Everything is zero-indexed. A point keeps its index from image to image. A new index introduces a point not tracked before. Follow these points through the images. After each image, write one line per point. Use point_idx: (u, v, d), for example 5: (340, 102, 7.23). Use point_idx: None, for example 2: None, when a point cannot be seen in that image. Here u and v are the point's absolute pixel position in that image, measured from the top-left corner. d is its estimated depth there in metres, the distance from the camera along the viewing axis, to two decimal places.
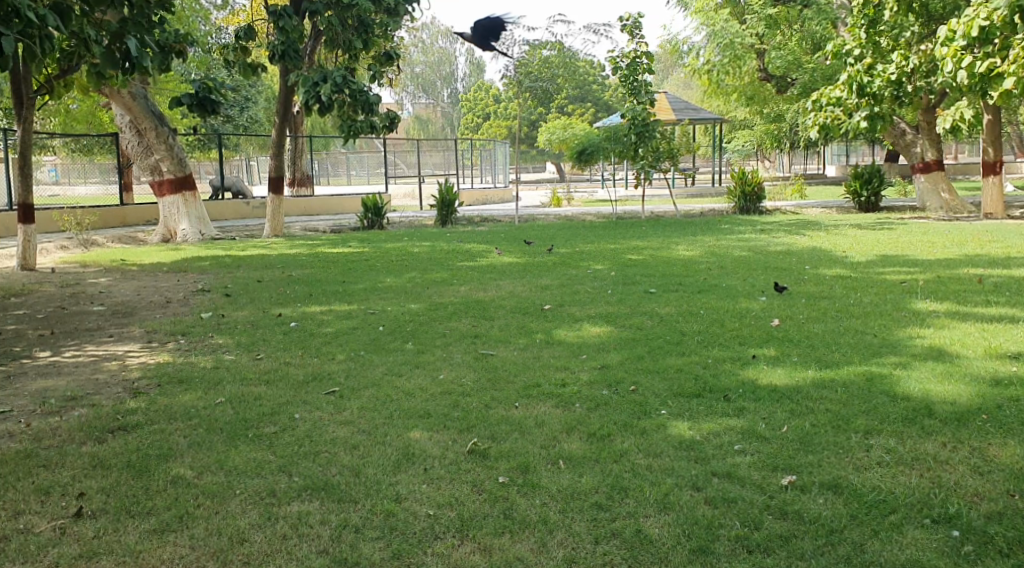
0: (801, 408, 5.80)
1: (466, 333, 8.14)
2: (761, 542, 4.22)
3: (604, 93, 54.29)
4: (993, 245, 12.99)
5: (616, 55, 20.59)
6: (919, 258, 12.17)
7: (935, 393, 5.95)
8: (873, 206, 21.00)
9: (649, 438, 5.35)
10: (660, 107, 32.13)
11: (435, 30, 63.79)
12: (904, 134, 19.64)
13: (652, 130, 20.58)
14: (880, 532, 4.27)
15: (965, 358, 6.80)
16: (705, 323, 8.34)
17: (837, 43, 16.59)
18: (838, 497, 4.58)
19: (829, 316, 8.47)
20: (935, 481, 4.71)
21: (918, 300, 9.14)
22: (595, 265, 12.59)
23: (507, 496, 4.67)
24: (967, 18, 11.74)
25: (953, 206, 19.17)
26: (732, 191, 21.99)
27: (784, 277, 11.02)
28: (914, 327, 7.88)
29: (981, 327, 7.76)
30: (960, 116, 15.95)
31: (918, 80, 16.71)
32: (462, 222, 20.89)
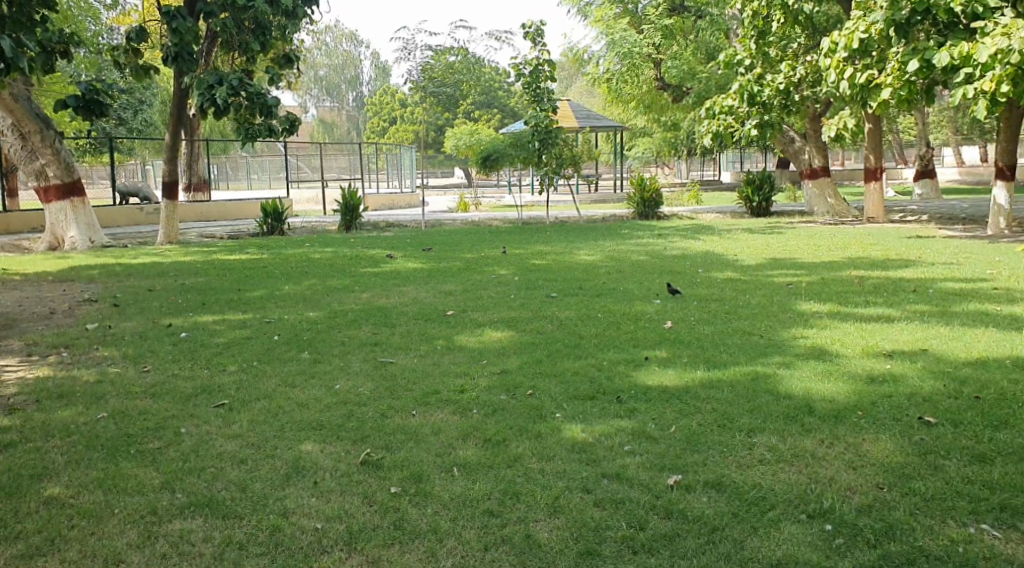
0: (690, 408, 5.96)
1: (364, 341, 8.07)
2: (646, 542, 4.26)
3: (509, 99, 54.63)
4: (875, 248, 13.55)
5: (520, 63, 20.61)
6: (805, 261, 12.64)
7: (814, 391, 6.18)
8: (764, 211, 21.68)
9: (543, 442, 5.41)
10: (562, 115, 32.17)
11: (339, 33, 63.02)
12: (793, 142, 20.39)
13: (555, 137, 20.86)
14: (759, 528, 4.29)
15: (844, 356, 7.09)
16: (602, 326, 8.50)
17: (729, 54, 17.43)
18: (721, 496, 4.66)
19: (719, 318, 8.73)
20: (812, 477, 4.82)
21: (803, 302, 9.47)
22: (498, 270, 12.68)
23: (398, 506, 4.64)
24: (847, 30, 12.88)
25: (839, 210, 19.80)
26: (632, 197, 22.39)
27: (680, 281, 11.26)
28: (798, 328, 8.16)
29: (859, 327, 8.08)
30: (843, 124, 16.29)
31: (805, 90, 17.21)
32: (366, 228, 20.68)
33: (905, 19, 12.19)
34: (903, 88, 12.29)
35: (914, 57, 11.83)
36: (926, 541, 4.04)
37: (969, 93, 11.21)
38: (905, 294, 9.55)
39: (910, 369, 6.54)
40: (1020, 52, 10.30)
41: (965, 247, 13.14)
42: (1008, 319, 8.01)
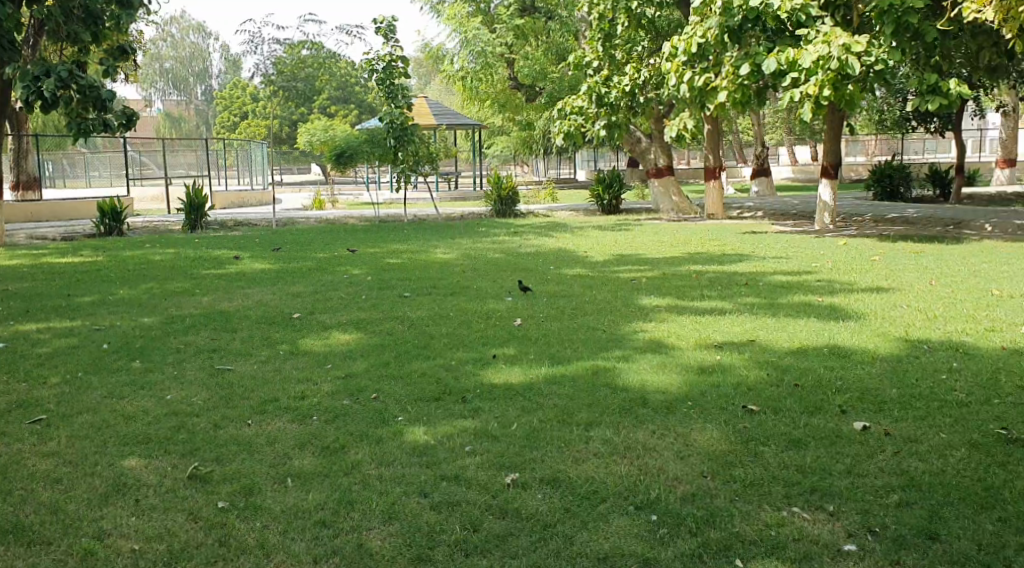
0: (532, 405, 6.02)
1: (201, 347, 7.79)
2: (478, 544, 4.25)
3: (366, 95, 54.00)
4: (714, 243, 14.07)
5: (373, 58, 20.28)
6: (650, 256, 12.99)
7: (650, 384, 6.36)
8: (614, 208, 22.19)
9: (382, 447, 5.35)
10: (418, 112, 31.90)
11: (185, 24, 60.62)
12: (639, 142, 20.76)
13: (410, 134, 20.67)
14: (589, 523, 4.36)
15: (680, 348, 7.32)
16: (450, 325, 8.49)
17: (578, 55, 17.75)
18: (555, 492, 4.71)
19: (566, 314, 8.86)
20: (643, 469, 4.94)
21: (645, 296, 9.73)
22: (350, 270, 12.48)
23: (225, 523, 4.49)
24: (686, 35, 13.32)
25: (683, 208, 20.53)
26: (488, 195, 22.48)
27: (531, 278, 11.37)
28: (638, 322, 8.38)
29: (696, 319, 8.37)
30: (684, 124, 16.86)
31: (650, 91, 17.69)
32: (212, 228, 19.95)
33: (737, 24, 12.62)
34: (737, 92, 12.84)
35: (747, 62, 12.39)
36: (743, 527, 4.20)
37: (796, 97, 11.82)
38: (738, 287, 9.95)
39: (740, 360, 6.81)
40: (851, 64, 10.94)
41: (796, 241, 13.83)
42: (829, 309, 8.47)
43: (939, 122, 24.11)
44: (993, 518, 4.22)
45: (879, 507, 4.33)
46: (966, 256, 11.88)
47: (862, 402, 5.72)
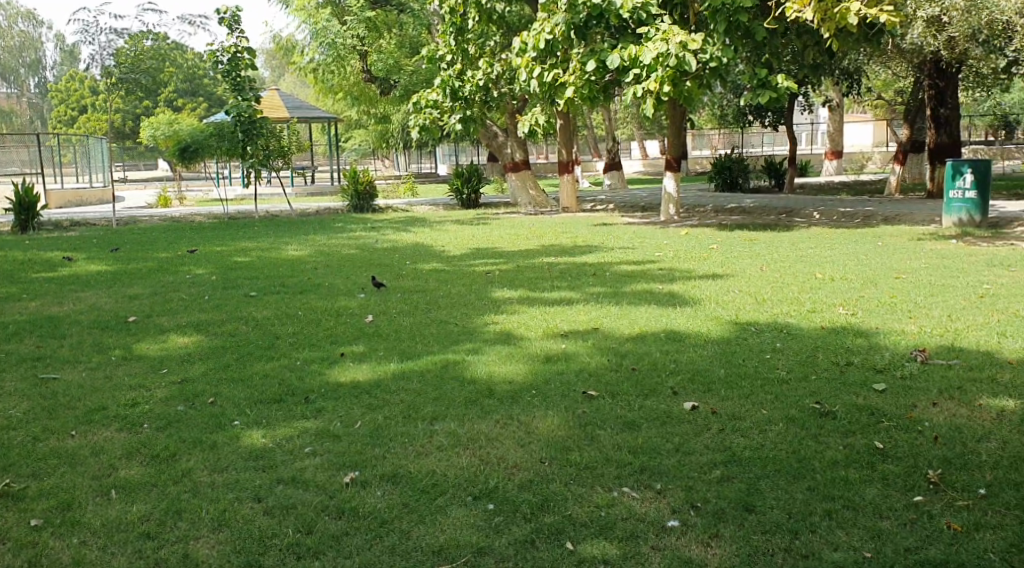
0: (377, 402, 5.94)
1: (26, 356, 7.35)
2: (311, 546, 4.15)
3: (216, 89, 52.42)
4: (568, 235, 14.31)
5: (216, 50, 19.61)
6: (505, 250, 13.10)
7: (497, 375, 6.38)
8: (473, 202, 22.29)
9: (216, 453, 5.18)
10: (269, 105, 31.06)
11: (14, 12, 57.21)
12: (496, 136, 20.86)
13: (259, 128, 20.12)
14: (425, 517, 4.34)
15: (528, 339, 7.39)
16: (297, 324, 8.31)
17: (431, 49, 17.68)
18: (394, 488, 4.66)
19: (418, 309, 8.82)
20: (483, 458, 4.96)
21: (497, 289, 9.80)
22: (195, 269, 12.07)
23: (38, 541, 4.26)
24: (534, 31, 13.49)
25: (540, 201, 20.90)
26: (344, 189, 22.17)
27: (384, 273, 11.28)
28: (489, 314, 8.44)
29: (546, 310, 8.47)
30: (536, 121, 17.05)
31: (504, 86, 17.78)
32: (47, 229, 18.90)
33: (582, 22, 12.92)
34: (585, 87, 13.07)
35: (592, 58, 12.70)
36: (575, 511, 4.28)
37: (638, 93, 12.20)
38: (586, 278, 10.15)
39: (585, 348, 6.94)
40: (690, 60, 11.40)
41: (644, 232, 14.23)
42: (669, 296, 8.76)
43: (774, 117, 25.48)
44: (804, 487, 4.46)
45: (703, 485, 4.50)
46: (798, 243, 12.48)
47: (696, 384, 5.93)
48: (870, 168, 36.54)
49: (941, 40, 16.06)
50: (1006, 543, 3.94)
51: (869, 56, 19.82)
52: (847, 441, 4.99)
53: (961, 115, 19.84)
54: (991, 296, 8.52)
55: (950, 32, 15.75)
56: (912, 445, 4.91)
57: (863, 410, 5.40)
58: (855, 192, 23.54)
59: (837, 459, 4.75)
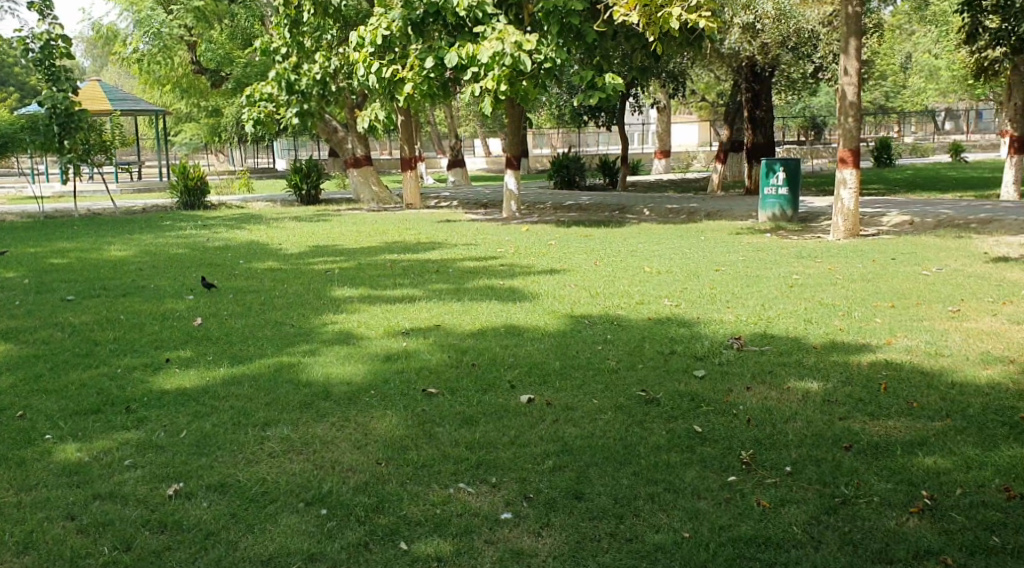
0: (205, 409, 5.76)
1: None
2: (130, 563, 3.98)
3: (29, 80, 49.26)
4: (410, 232, 14.27)
5: (27, 38, 18.43)
6: (344, 248, 12.92)
7: (332, 376, 6.30)
8: (313, 198, 21.90)
9: (26, 471, 4.88)
10: (89, 97, 29.47)
11: None
12: (335, 130, 20.63)
13: (77, 121, 18.99)
14: (253, 526, 4.24)
15: (366, 338, 7.33)
16: (120, 329, 7.94)
17: (264, 42, 17.26)
18: (221, 498, 4.52)
19: (251, 310, 8.60)
20: (316, 463, 4.89)
21: (336, 288, 9.67)
22: (6, 273, 11.30)
23: None
24: (371, 26, 13.39)
25: (383, 197, 20.77)
26: (174, 185, 21.29)
27: (215, 273, 10.91)
28: (327, 314, 8.32)
29: (384, 309, 8.42)
30: (375, 116, 16.89)
31: (341, 81, 17.54)
32: None
33: (419, 18, 12.99)
34: (423, 84, 13.06)
35: (430, 55, 12.77)
36: (409, 511, 4.29)
37: (476, 91, 12.35)
38: (427, 275, 10.16)
39: (422, 345, 6.95)
40: (526, 59, 11.62)
41: (484, 229, 14.36)
42: (508, 291, 8.90)
43: (608, 116, 26.26)
44: (630, 472, 4.65)
45: (533, 476, 4.61)
46: (631, 238, 12.89)
47: (529, 378, 6.06)
48: (697, 166, 38.17)
49: (754, 48, 17.80)
50: (808, 515, 4.23)
51: (691, 60, 20.71)
52: (670, 426, 5.23)
53: (774, 118, 20.98)
54: (801, 285, 9.11)
55: (763, 39, 17.64)
56: (729, 429, 5.19)
57: (685, 398, 5.67)
58: (681, 188, 24.54)
59: (660, 444, 4.97)
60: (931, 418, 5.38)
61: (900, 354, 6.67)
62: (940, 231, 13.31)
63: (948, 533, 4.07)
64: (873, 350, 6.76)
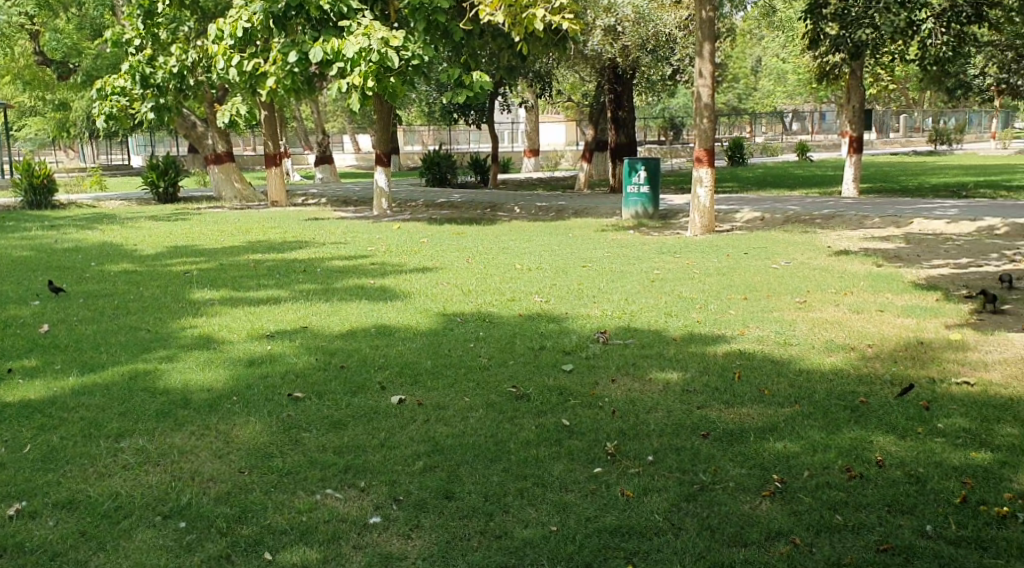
0: (53, 421, 5.44)
1: None
2: None
3: None
4: (274, 231, 13.90)
5: None
6: (205, 248, 12.48)
7: (191, 382, 6.06)
8: (171, 197, 21.09)
9: None
10: None
11: None
12: (194, 126, 19.93)
13: None
14: (105, 543, 4.02)
15: (228, 342, 7.09)
16: None
17: (115, 32, 16.47)
18: (70, 515, 4.27)
19: (104, 315, 8.18)
20: (174, 474, 4.68)
21: (195, 290, 9.32)
22: None
23: None
24: (230, 19, 12.96)
25: (246, 195, 20.20)
26: (18, 183, 20.10)
27: (64, 277, 10.34)
28: (186, 318, 8.00)
29: (247, 311, 8.17)
30: (236, 111, 16.38)
31: (200, 75, 16.93)
32: None
33: (281, 12, 12.49)
34: (286, 78, 12.77)
35: (293, 49, 12.42)
36: (273, 519, 4.16)
37: (342, 87, 12.16)
38: (292, 275, 9.92)
39: (287, 348, 6.78)
40: (392, 55, 11.51)
41: (352, 227, 14.14)
42: (377, 291, 8.78)
43: (476, 114, 26.34)
44: (500, 469, 4.65)
45: (402, 477, 4.56)
46: (499, 236, 12.95)
47: (398, 378, 5.99)
48: (564, 165, 38.74)
49: (615, 50, 18.21)
50: (669, 502, 4.32)
51: (556, 60, 20.99)
52: (538, 421, 5.26)
53: (636, 118, 21.48)
54: (662, 280, 9.35)
55: (624, 41, 18.14)
56: (595, 422, 5.27)
57: (552, 392, 5.73)
58: (549, 187, 24.84)
59: (528, 440, 5.00)
60: (782, 405, 5.60)
61: (754, 344, 6.93)
62: (789, 226, 13.91)
63: (797, 513, 4.23)
64: (728, 340, 7.00)
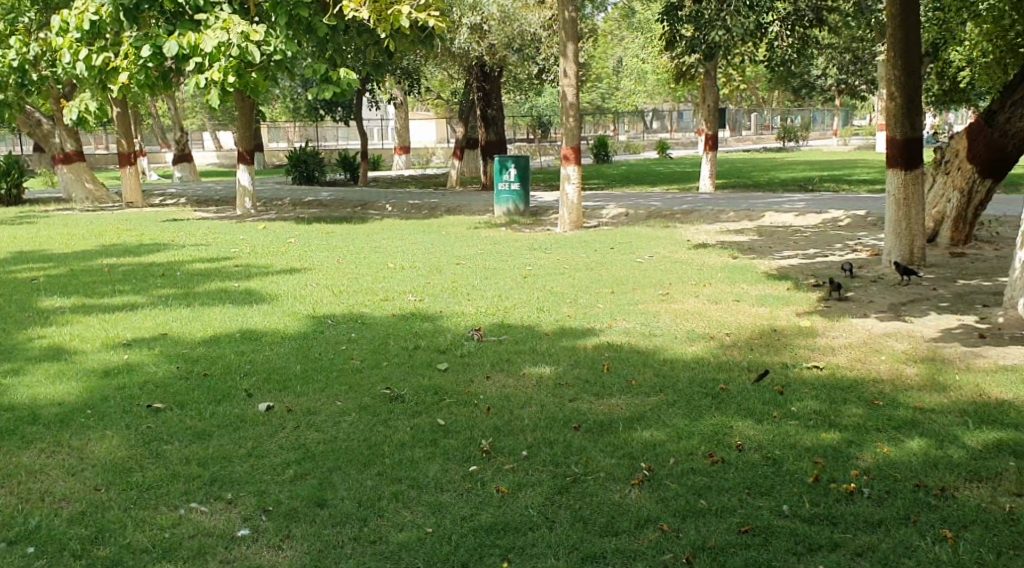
0: None
1: None
2: None
3: None
4: (130, 233, 13.31)
5: None
6: (55, 252, 11.82)
7: (41, 396, 5.72)
8: (16, 198, 19.92)
9: None
10: None
11: None
12: (39, 124, 18.89)
13: None
14: None
15: (82, 351, 6.74)
16: None
17: None
18: None
19: None
20: (23, 495, 4.41)
21: (45, 298, 8.81)
22: None
23: None
24: (77, 10, 12.29)
25: (98, 196, 19.30)
26: None
27: None
28: (34, 328, 7.56)
29: (102, 318, 7.78)
30: (85, 107, 15.60)
31: (45, 69, 16.03)
32: None
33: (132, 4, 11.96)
34: (140, 73, 12.25)
35: (146, 43, 11.91)
36: (133, 538, 3.98)
37: (201, 83, 11.79)
38: (150, 279, 9.51)
39: (146, 357, 6.50)
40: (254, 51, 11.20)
41: (215, 228, 13.69)
42: (242, 294, 8.52)
43: (343, 110, 25.98)
44: (374, 473, 4.59)
45: (271, 486, 4.44)
46: (368, 235, 12.79)
47: (265, 384, 5.83)
48: (434, 162, 38.64)
49: (482, 48, 18.24)
50: (542, 497, 4.36)
51: (424, 57, 20.85)
52: (412, 422, 5.22)
53: (505, 117, 21.58)
54: (532, 276, 9.44)
55: (490, 40, 18.20)
56: (468, 420, 5.26)
57: (426, 392, 5.69)
58: (418, 184, 24.72)
59: (401, 442, 4.95)
60: (648, 394, 5.74)
61: (621, 336, 7.07)
62: (652, 221, 14.27)
63: (665, 500, 4.34)
64: (597, 333, 7.12)
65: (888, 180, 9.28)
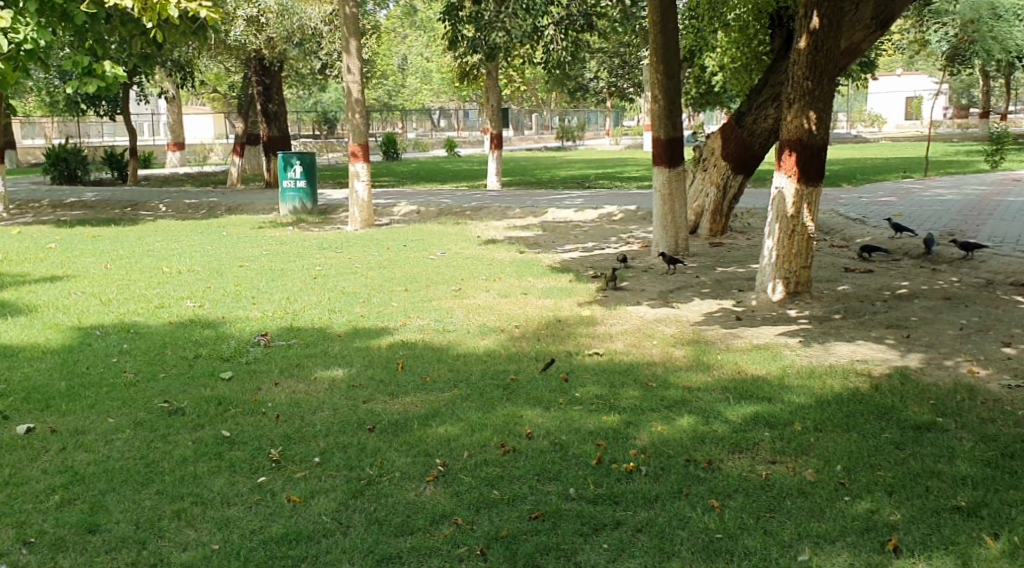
0: None
1: None
2: None
3: None
4: None
5: None
6: None
7: None
8: None
9: None
10: None
11: None
12: None
13: None
14: None
15: None
16: None
17: None
18: None
19: None
20: None
21: None
22: None
23: None
24: None
25: None
26: None
27: None
28: None
29: None
30: None
31: None
32: None
33: None
34: None
35: None
36: None
37: None
38: None
39: None
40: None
41: None
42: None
43: (109, 106, 24.42)
44: (152, 492, 4.41)
45: (36, 515, 4.17)
46: (142, 237, 12.14)
47: (28, 405, 5.45)
48: (213, 159, 37.05)
49: (260, 41, 17.89)
50: (335, 502, 4.35)
51: (197, 50, 19.83)
52: (196, 435, 5.05)
53: (288, 112, 20.87)
54: (323, 276, 9.32)
55: (268, 33, 17.88)
56: (256, 429, 5.16)
57: (209, 402, 5.52)
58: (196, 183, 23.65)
59: (185, 457, 4.78)
60: (442, 389, 5.83)
61: (414, 333, 7.14)
62: (441, 218, 14.43)
63: (458, 494, 4.44)
64: (390, 332, 7.14)
65: (655, 179, 9.90)
